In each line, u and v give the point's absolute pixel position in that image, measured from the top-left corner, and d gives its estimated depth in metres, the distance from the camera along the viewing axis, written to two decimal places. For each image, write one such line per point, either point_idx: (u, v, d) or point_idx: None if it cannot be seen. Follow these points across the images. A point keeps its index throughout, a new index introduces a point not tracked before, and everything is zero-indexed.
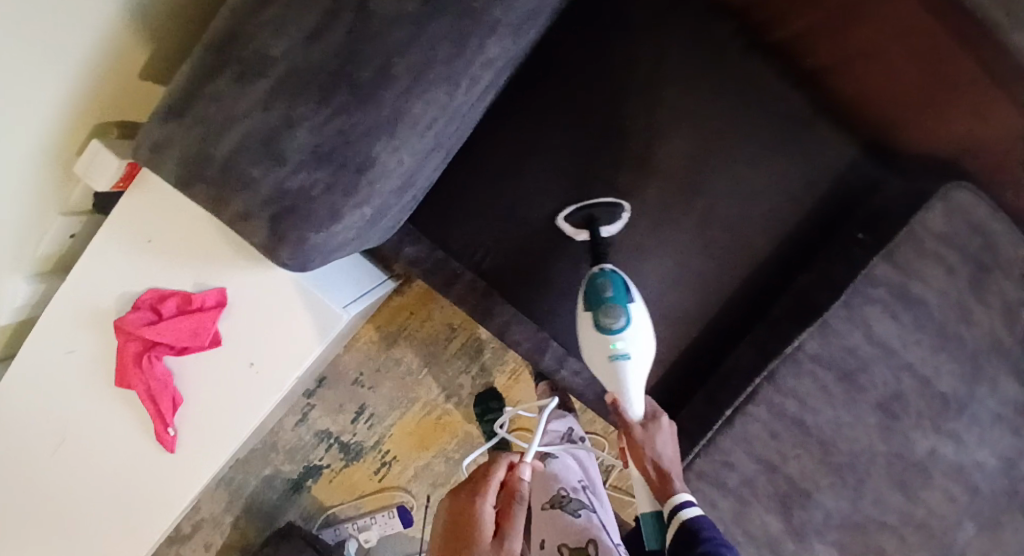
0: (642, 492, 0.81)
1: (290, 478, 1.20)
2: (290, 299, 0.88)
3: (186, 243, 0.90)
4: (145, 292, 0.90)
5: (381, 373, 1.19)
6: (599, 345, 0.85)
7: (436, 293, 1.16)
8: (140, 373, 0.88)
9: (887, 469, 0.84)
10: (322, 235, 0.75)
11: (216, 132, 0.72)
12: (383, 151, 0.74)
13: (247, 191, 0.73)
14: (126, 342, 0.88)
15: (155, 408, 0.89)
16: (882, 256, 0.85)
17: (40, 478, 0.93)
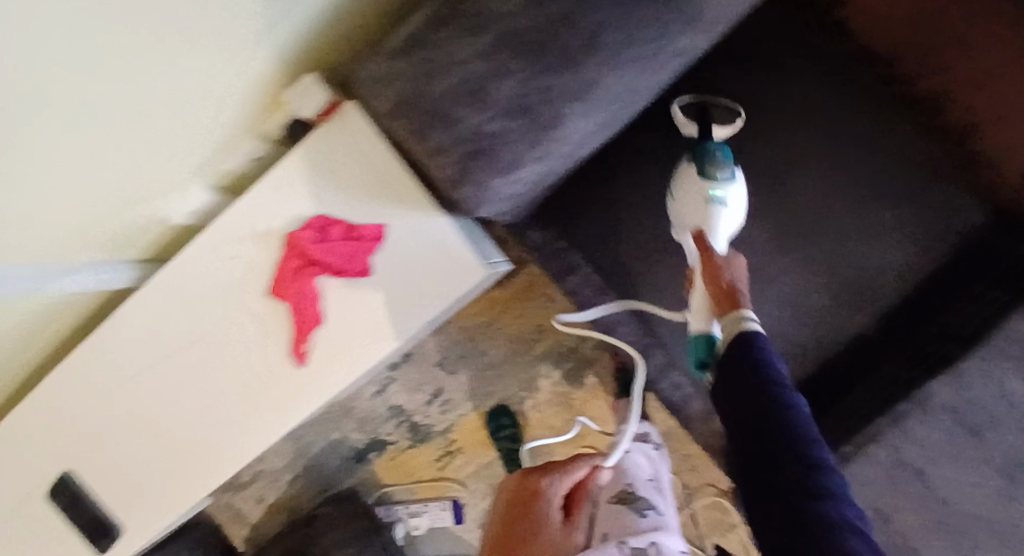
0: (695, 312, 0.75)
1: (355, 446, 1.19)
2: (435, 243, 0.77)
3: (362, 177, 0.78)
4: (315, 216, 0.79)
5: (465, 361, 1.17)
6: (698, 188, 0.81)
7: (541, 290, 1.13)
8: (295, 286, 0.78)
9: (1001, 540, 0.79)
10: (500, 184, 0.68)
11: (432, 72, 0.64)
12: (575, 114, 0.66)
13: (444, 128, 0.65)
14: (287, 257, 0.80)
15: (298, 320, 0.78)
16: None
17: (143, 395, 0.84)
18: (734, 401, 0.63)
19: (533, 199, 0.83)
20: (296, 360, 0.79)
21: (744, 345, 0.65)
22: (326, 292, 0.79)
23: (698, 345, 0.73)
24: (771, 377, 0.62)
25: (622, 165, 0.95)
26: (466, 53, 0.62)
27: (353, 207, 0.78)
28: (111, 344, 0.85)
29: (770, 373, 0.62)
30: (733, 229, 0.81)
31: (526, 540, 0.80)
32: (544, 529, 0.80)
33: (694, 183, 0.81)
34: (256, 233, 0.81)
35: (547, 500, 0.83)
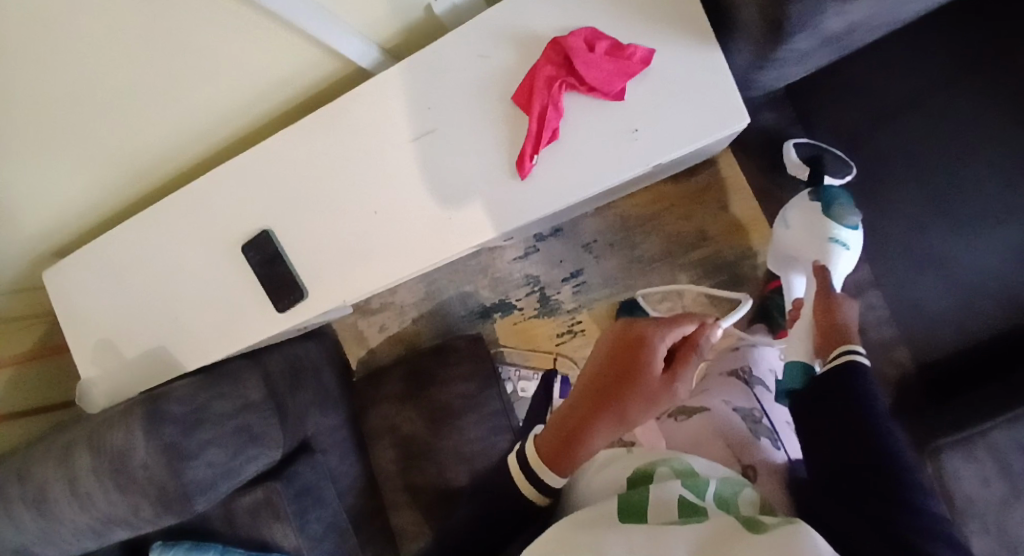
0: (798, 345, 0.78)
1: (482, 303, 1.21)
2: (700, 85, 0.75)
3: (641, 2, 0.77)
4: (582, 28, 0.78)
5: (614, 249, 1.18)
6: (821, 227, 0.87)
7: (714, 196, 1.14)
8: (543, 94, 0.77)
9: None
10: (833, 13, 0.65)
11: None
12: None
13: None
14: (544, 62, 0.78)
15: (536, 130, 0.77)
16: None
17: (354, 179, 0.85)
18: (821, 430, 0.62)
19: (787, 70, 0.79)
20: (521, 171, 0.78)
21: (849, 376, 0.64)
22: (571, 110, 0.78)
23: (793, 369, 0.73)
24: (871, 406, 0.62)
25: (856, 78, 0.93)
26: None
27: (625, 27, 0.77)
28: (333, 124, 0.85)
29: (868, 407, 0.62)
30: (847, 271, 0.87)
31: (623, 386, 0.68)
32: (646, 380, 0.68)
33: (815, 222, 0.87)
34: (517, 33, 0.80)
35: (653, 350, 0.69)
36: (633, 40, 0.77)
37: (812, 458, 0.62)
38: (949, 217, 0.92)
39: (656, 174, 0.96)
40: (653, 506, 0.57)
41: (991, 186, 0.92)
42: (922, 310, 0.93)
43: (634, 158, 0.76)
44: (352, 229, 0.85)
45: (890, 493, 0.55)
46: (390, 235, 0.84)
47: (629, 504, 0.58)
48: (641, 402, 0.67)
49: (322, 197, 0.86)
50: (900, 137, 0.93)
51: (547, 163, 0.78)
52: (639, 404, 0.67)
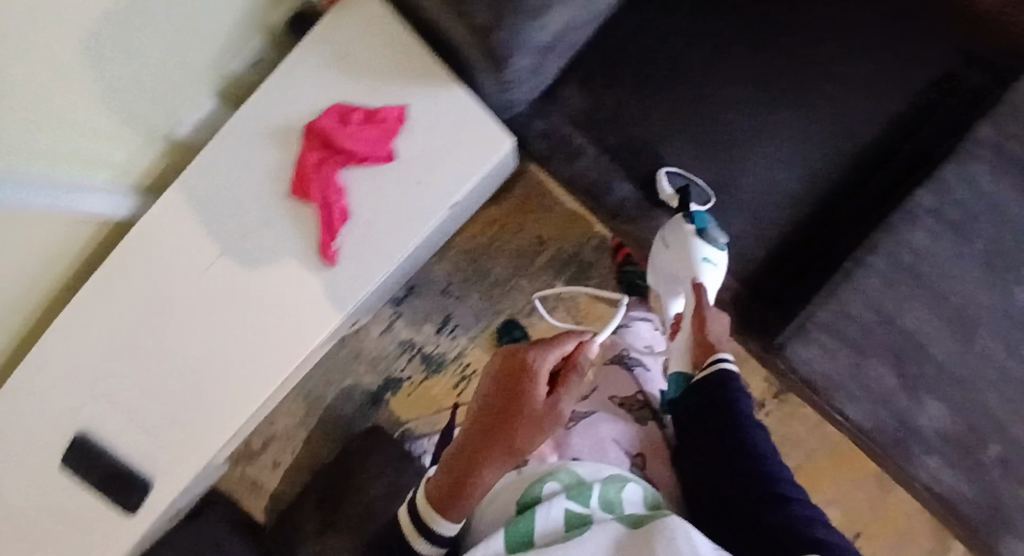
0: (677, 354, 0.85)
1: (369, 389, 1.18)
2: (460, 119, 0.79)
3: (375, 63, 0.79)
4: (330, 107, 0.79)
5: (471, 284, 1.19)
6: (694, 248, 0.90)
7: (538, 202, 1.19)
8: (318, 180, 0.77)
9: (997, 321, 0.89)
10: (530, 28, 0.69)
11: None
12: None
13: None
14: (308, 150, 0.78)
15: (326, 216, 0.77)
16: (988, 120, 0.89)
17: (163, 333, 0.80)
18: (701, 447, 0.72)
19: (529, 88, 0.83)
20: (327, 259, 0.77)
21: (717, 388, 0.74)
22: (352, 184, 0.78)
23: (676, 380, 0.82)
24: (736, 414, 0.72)
25: (605, 53, 0.99)
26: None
27: (371, 90, 0.79)
28: (117, 288, 0.80)
29: (736, 410, 0.72)
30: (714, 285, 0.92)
31: (508, 418, 0.68)
32: (529, 406, 0.68)
33: (686, 244, 0.90)
34: (271, 131, 0.79)
35: (533, 375, 0.69)
36: (383, 101, 0.79)
37: (697, 477, 0.72)
38: (722, 141, 0.97)
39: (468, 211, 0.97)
40: (541, 530, 0.65)
41: (751, 104, 0.97)
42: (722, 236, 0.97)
43: (428, 205, 0.78)
44: (182, 379, 0.80)
45: (762, 507, 0.65)
46: (222, 370, 0.79)
47: (523, 532, 0.65)
48: (528, 430, 0.67)
49: (138, 363, 0.80)
50: (664, 89, 0.98)
51: (349, 242, 0.78)
52: (526, 432, 0.67)
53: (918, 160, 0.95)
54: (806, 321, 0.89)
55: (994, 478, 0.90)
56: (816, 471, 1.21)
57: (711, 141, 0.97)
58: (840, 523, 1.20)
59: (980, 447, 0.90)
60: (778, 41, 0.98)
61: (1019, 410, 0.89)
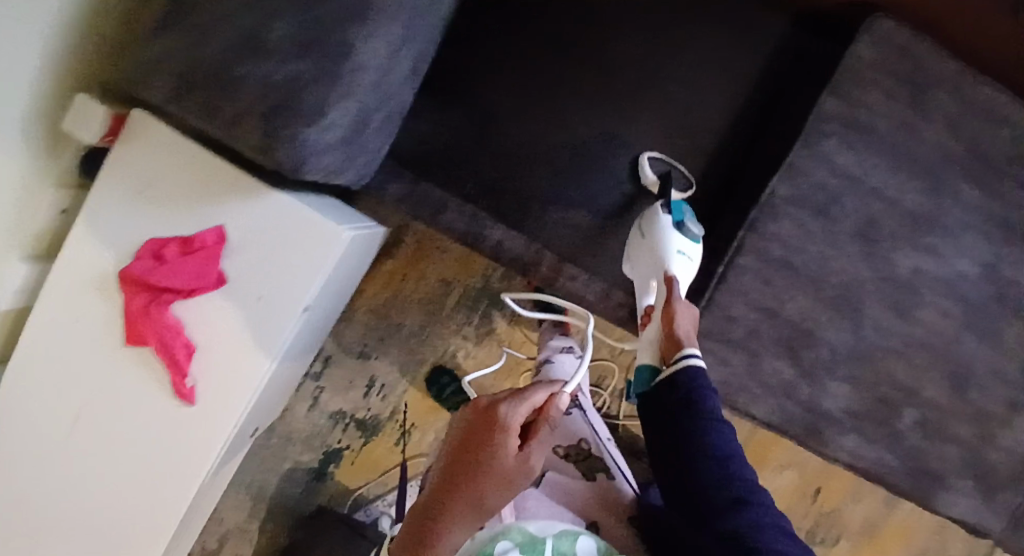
0: (644, 346, 0.83)
1: (310, 467, 1.16)
2: (284, 227, 0.77)
3: (178, 188, 0.78)
4: (145, 243, 0.78)
5: (386, 341, 1.14)
6: (672, 237, 0.85)
7: (431, 242, 1.12)
8: (150, 323, 0.77)
9: (880, 293, 0.88)
10: (313, 133, 0.67)
11: (199, 38, 0.67)
12: (361, 38, 0.65)
13: (239, 92, 0.67)
14: (132, 297, 0.77)
15: (170, 357, 0.77)
16: (829, 91, 0.86)
17: (52, 494, 0.82)
18: (673, 449, 0.75)
19: (364, 164, 0.81)
20: (185, 399, 0.78)
21: (686, 391, 0.76)
22: (189, 318, 0.78)
23: (643, 375, 0.82)
24: (705, 414, 0.74)
25: (440, 96, 0.95)
26: (232, 7, 0.66)
27: (182, 216, 0.78)
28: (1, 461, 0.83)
29: (705, 407, 0.74)
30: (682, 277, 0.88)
31: (478, 472, 0.72)
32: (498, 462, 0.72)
33: (658, 234, 0.86)
34: (97, 280, 0.79)
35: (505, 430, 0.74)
36: (198, 224, 0.77)
37: (673, 478, 0.75)
38: (584, 162, 0.95)
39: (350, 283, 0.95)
40: None
41: (599, 117, 0.95)
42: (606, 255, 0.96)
43: (276, 320, 0.77)
44: (80, 535, 0.82)
45: (726, 505, 0.69)
46: (113, 519, 0.81)
47: None
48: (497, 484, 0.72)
49: (37, 527, 0.83)
50: (508, 122, 0.95)
51: (203, 376, 0.78)
52: (494, 488, 0.72)
53: (772, 138, 0.93)
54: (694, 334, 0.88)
55: (913, 442, 0.91)
56: (764, 439, 1.22)
57: (571, 164, 0.95)
58: (799, 484, 1.22)
59: (893, 416, 0.90)
60: (614, 47, 0.95)
61: (924, 373, 0.90)
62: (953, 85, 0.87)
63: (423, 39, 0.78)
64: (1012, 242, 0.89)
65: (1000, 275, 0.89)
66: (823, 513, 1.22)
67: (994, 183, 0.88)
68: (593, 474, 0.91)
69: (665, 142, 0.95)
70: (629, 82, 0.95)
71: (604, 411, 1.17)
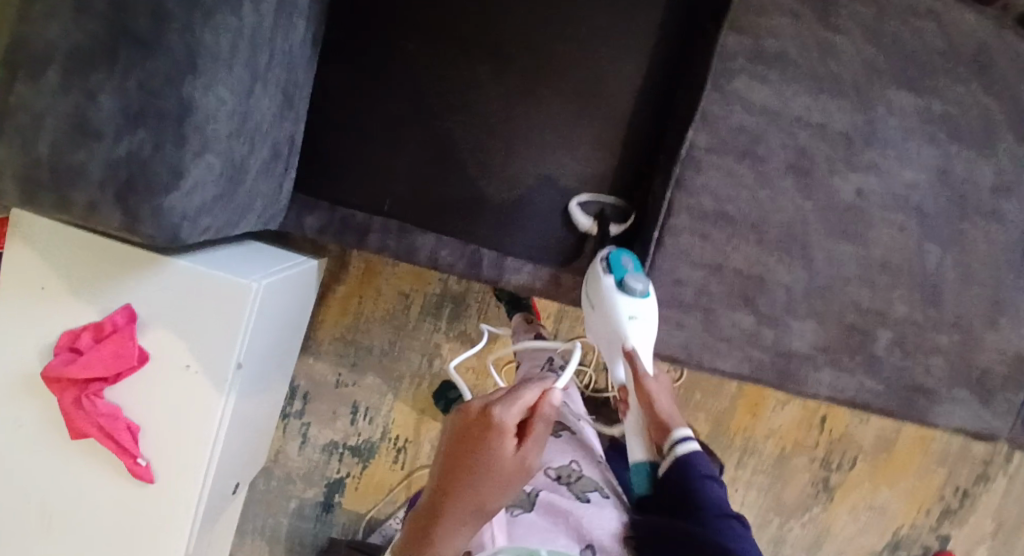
0: (637, 439, 0.81)
1: (317, 501, 1.14)
2: (189, 291, 0.77)
3: (78, 276, 0.77)
4: (60, 338, 0.77)
5: (360, 365, 1.12)
6: (619, 307, 0.81)
7: (377, 262, 1.08)
8: (83, 415, 0.77)
9: (823, 220, 0.83)
10: (175, 198, 0.67)
11: (30, 135, 0.62)
12: (195, 92, 0.65)
13: (83, 180, 0.63)
14: (59, 394, 0.77)
15: (115, 443, 0.77)
16: (729, 25, 0.79)
17: None
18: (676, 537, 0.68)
19: (261, 212, 0.82)
20: (144, 478, 0.79)
21: (683, 468, 0.74)
22: (123, 400, 0.78)
23: (641, 470, 0.79)
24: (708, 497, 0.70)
25: (337, 118, 0.90)
26: (50, 97, 0.61)
27: (89, 303, 0.77)
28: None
29: (701, 488, 0.71)
30: (651, 337, 0.83)
31: (474, 476, 0.67)
32: (496, 464, 0.67)
33: (605, 300, 0.82)
34: (25, 383, 0.79)
35: (501, 431, 0.68)
36: (104, 309, 0.77)
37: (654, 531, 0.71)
38: (502, 151, 0.90)
39: (295, 321, 0.96)
40: None
41: (501, 102, 0.89)
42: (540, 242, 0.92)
43: (211, 386, 0.78)
44: None
45: None
46: None
47: None
48: (494, 488, 0.67)
49: None
50: (413, 129, 0.90)
51: (154, 453, 0.79)
52: (491, 490, 0.67)
53: (680, 84, 0.87)
54: None
55: (894, 363, 0.88)
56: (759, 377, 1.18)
57: (484, 157, 0.90)
58: (802, 416, 1.19)
59: (867, 342, 0.86)
60: (500, 24, 0.87)
61: (891, 294, 0.85)
62: None
63: (283, 73, 0.78)
64: (955, 138, 0.82)
65: (951, 176, 0.83)
66: (832, 439, 1.20)
67: (924, 81, 0.81)
68: (587, 495, 0.81)
69: (576, 117, 0.89)
70: (525, 58, 0.88)
71: (592, 386, 1.15)
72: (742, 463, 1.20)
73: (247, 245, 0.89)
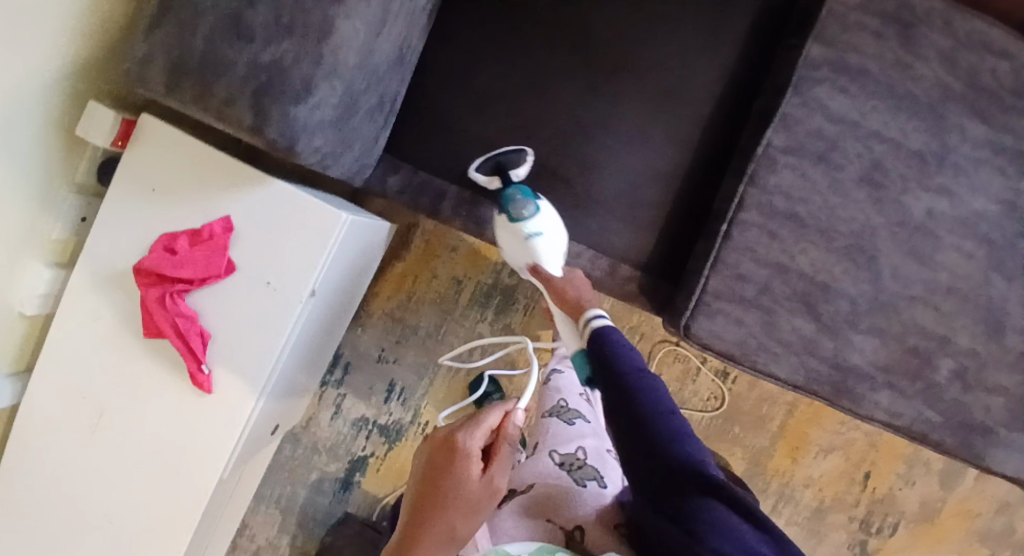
0: (569, 335, 0.91)
1: (337, 477, 1.13)
2: (287, 213, 0.80)
3: (186, 183, 0.81)
4: (157, 238, 0.81)
5: (403, 344, 1.13)
6: (514, 231, 0.90)
7: (437, 242, 1.11)
8: (163, 313, 0.80)
9: (893, 238, 0.85)
10: (301, 109, 0.73)
11: (189, 28, 0.71)
12: (339, 17, 0.72)
13: (226, 75, 0.71)
14: (146, 289, 0.80)
15: (185, 346, 0.80)
16: (813, 37, 0.86)
17: (80, 494, 0.84)
18: (618, 421, 0.75)
19: (358, 154, 0.87)
20: (202, 387, 0.80)
21: (602, 345, 0.81)
22: (202, 307, 0.81)
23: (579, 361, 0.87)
24: (624, 365, 0.78)
25: (432, 88, 0.96)
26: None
27: (190, 209, 0.81)
28: (33, 474, 0.84)
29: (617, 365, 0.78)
30: (560, 245, 0.91)
31: (442, 504, 0.68)
32: (463, 489, 0.69)
33: (508, 231, 0.92)
34: (113, 277, 0.82)
35: (467, 455, 0.70)
36: (205, 218, 0.81)
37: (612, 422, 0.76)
38: (585, 140, 0.95)
39: (363, 277, 0.98)
40: None
41: (590, 93, 0.95)
42: (606, 234, 0.96)
43: (282, 306, 0.80)
44: (120, 534, 0.83)
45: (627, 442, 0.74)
46: (146, 511, 0.83)
47: None
48: (463, 514, 0.68)
49: (73, 529, 0.84)
50: (502, 107, 0.95)
51: (218, 363, 0.81)
52: (462, 517, 0.68)
53: (759, 95, 0.92)
54: (701, 296, 0.86)
55: (953, 396, 0.86)
56: (802, 420, 1.15)
57: (567, 143, 0.95)
58: (844, 468, 1.15)
59: (928, 368, 0.85)
60: (595, 26, 0.94)
61: (954, 320, 0.85)
62: (942, 20, 0.86)
63: (404, 28, 0.84)
64: None
65: (1021, 211, 0.86)
66: (874, 500, 1.15)
67: (998, 116, 0.86)
68: (584, 482, 0.80)
69: (656, 116, 0.94)
70: (615, 60, 0.94)
71: None
72: (776, 511, 1.15)
73: (333, 195, 0.93)
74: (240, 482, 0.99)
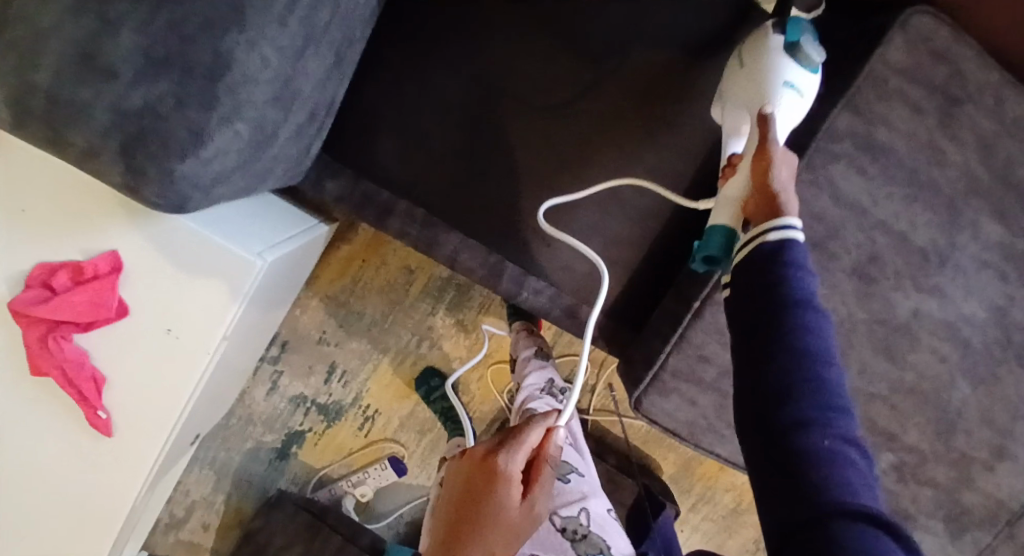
0: (724, 201, 0.66)
1: (274, 447, 1.12)
2: (185, 255, 0.76)
3: (60, 210, 0.76)
4: (33, 269, 0.77)
5: (345, 329, 1.08)
6: (777, 55, 0.69)
7: (383, 235, 1.04)
8: (48, 356, 0.77)
9: (870, 335, 0.80)
10: (189, 164, 0.59)
11: (30, 55, 0.54)
12: (237, 48, 0.57)
13: (83, 122, 0.56)
14: (27, 330, 0.76)
15: (76, 391, 0.77)
16: (843, 104, 0.76)
17: None
18: (752, 364, 0.55)
19: (282, 172, 0.79)
20: (101, 430, 0.79)
21: (766, 264, 0.56)
22: (93, 348, 0.78)
23: (715, 235, 0.65)
24: (793, 298, 0.54)
25: (383, 86, 0.87)
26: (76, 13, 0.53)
27: (69, 240, 0.77)
28: None
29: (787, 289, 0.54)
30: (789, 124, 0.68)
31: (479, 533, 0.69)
32: (504, 515, 0.69)
33: (767, 57, 0.69)
34: None
35: (506, 484, 0.69)
36: (88, 252, 0.77)
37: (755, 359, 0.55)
38: (559, 168, 0.86)
39: (286, 284, 0.96)
40: None
41: (557, 117, 0.86)
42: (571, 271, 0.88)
43: (188, 354, 0.78)
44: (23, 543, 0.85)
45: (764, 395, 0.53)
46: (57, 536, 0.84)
47: None
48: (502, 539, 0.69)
49: None
50: (457, 121, 0.87)
51: (115, 407, 0.79)
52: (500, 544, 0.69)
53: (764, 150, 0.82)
54: (659, 372, 0.81)
55: (886, 485, 0.85)
56: None
57: (538, 171, 0.86)
58: None
59: None
60: (578, 35, 0.85)
61: (908, 419, 0.83)
62: (993, 98, 0.76)
63: (340, 32, 0.72)
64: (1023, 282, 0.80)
65: (1009, 318, 0.81)
66: None
67: (1018, 217, 0.78)
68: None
69: (633, 154, 0.85)
70: (594, 82, 0.85)
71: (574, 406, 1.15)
72: (695, 508, 1.19)
73: (256, 205, 0.87)
74: (160, 484, 1.01)
